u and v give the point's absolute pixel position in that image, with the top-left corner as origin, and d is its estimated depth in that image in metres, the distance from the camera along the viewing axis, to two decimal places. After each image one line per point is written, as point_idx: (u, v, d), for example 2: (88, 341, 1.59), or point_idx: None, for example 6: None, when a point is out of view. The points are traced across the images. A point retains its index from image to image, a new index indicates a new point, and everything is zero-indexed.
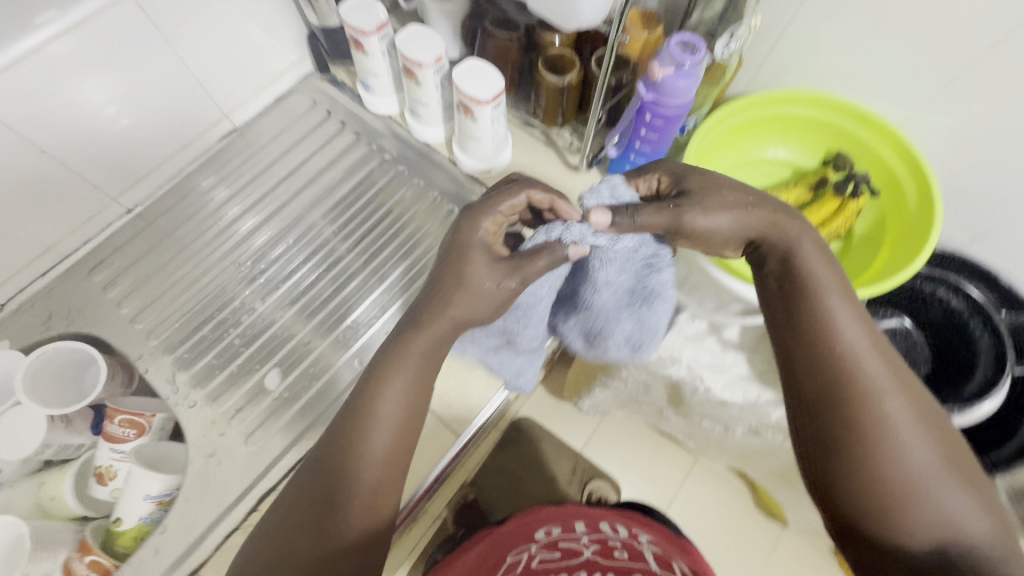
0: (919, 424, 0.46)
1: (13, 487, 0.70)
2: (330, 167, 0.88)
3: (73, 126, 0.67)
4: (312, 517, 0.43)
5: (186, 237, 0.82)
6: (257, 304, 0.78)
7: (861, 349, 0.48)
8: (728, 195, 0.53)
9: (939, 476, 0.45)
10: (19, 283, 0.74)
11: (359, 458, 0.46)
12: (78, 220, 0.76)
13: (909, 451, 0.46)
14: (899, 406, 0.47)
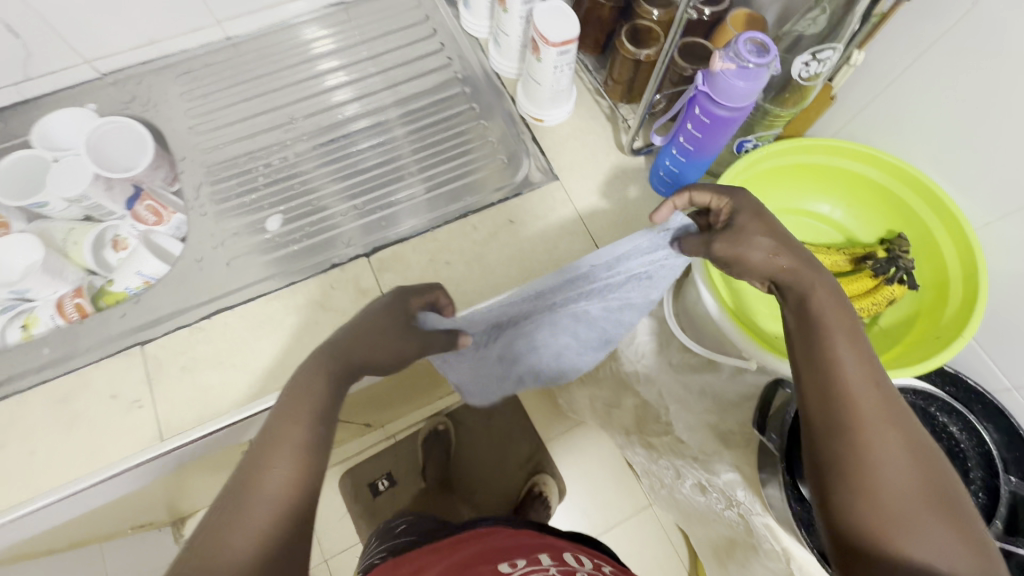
0: (912, 454, 0.43)
1: (51, 221, 0.83)
2: (404, 65, 0.91)
3: None
4: (248, 520, 0.41)
5: (262, 78, 0.89)
6: (291, 156, 0.84)
7: (859, 372, 0.46)
8: (762, 237, 0.52)
9: (928, 507, 0.41)
10: (121, 62, 0.85)
11: (279, 472, 0.44)
12: (183, 28, 0.85)
13: (901, 484, 0.42)
14: (892, 432, 0.43)
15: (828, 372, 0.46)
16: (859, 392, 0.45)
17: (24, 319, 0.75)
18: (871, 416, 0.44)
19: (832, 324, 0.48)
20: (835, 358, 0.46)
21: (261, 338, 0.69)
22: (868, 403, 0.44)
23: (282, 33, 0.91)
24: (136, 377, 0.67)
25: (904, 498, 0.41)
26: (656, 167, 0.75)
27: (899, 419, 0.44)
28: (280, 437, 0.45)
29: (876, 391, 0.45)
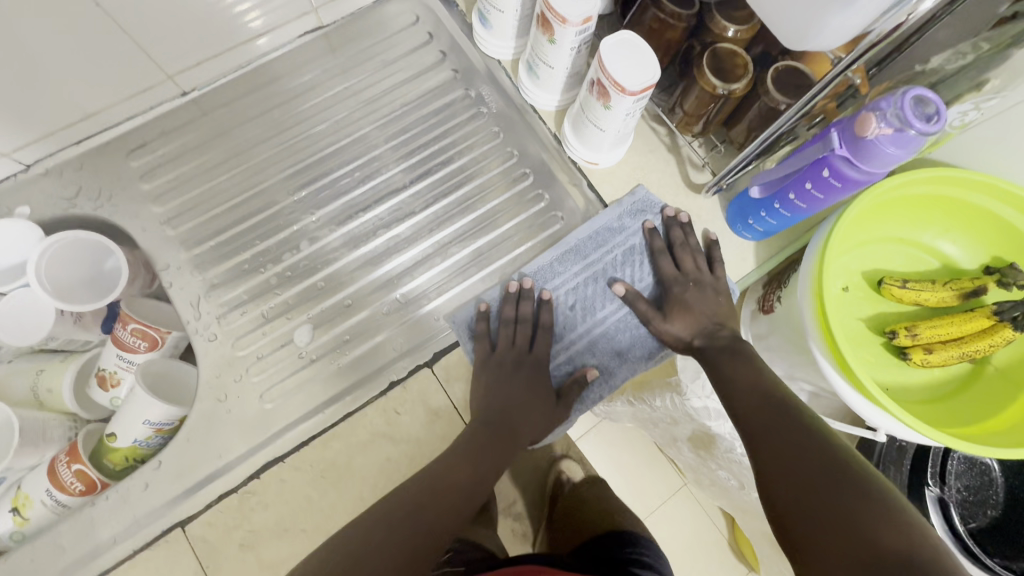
0: (794, 436, 0.42)
1: (9, 364, 0.65)
2: (416, 105, 0.74)
3: None
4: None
5: (242, 144, 0.71)
6: (303, 244, 0.68)
7: (736, 380, 0.51)
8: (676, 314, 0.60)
9: (827, 486, 0.38)
10: (50, 148, 0.65)
11: (383, 550, 0.46)
12: (127, 94, 0.65)
13: (771, 458, 0.42)
14: (792, 432, 0.43)
15: (755, 402, 0.48)
16: (748, 401, 0.48)
17: (13, 498, 0.60)
18: (771, 421, 0.45)
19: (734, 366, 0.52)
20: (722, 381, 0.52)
21: (326, 493, 0.58)
22: (755, 408, 0.47)
23: (252, 77, 0.72)
24: (187, 566, 0.56)
25: (814, 492, 0.38)
26: (746, 215, 0.65)
27: (788, 416, 0.45)
28: (418, 502, 0.51)
29: (754, 396, 0.48)
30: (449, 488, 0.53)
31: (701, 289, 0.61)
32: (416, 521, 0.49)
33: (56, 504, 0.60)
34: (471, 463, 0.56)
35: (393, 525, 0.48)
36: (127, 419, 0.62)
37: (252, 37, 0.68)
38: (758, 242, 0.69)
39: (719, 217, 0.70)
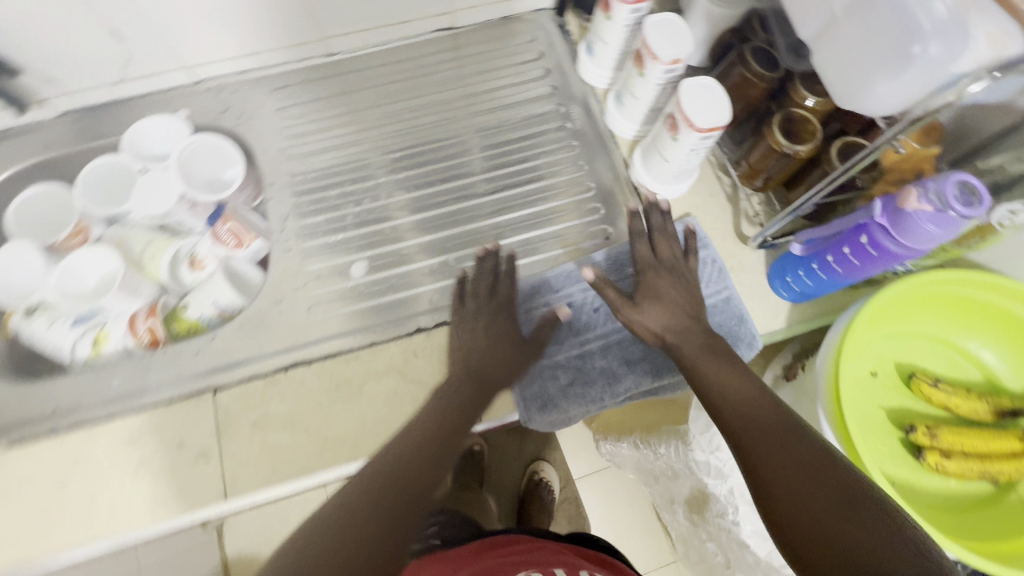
0: (792, 449, 0.48)
1: (129, 227, 0.78)
2: (512, 107, 0.84)
3: None
4: (319, 542, 0.46)
5: (360, 103, 0.84)
6: (383, 195, 0.79)
7: (728, 390, 0.54)
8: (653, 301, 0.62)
9: (834, 504, 0.44)
10: (219, 70, 0.80)
11: (382, 479, 0.51)
12: (289, 42, 0.80)
13: (773, 472, 0.47)
14: (787, 445, 0.48)
15: (747, 416, 0.51)
16: (745, 413, 0.51)
17: (94, 332, 0.72)
18: (764, 432, 0.50)
19: (713, 373, 0.55)
20: (709, 383, 0.55)
21: (337, 403, 0.65)
22: (752, 419, 0.51)
23: (386, 54, 0.86)
24: (208, 426, 0.64)
25: (819, 508, 0.44)
26: (785, 272, 0.67)
27: (782, 423, 0.50)
28: (405, 444, 0.55)
29: (748, 405, 0.52)
30: (433, 429, 0.56)
31: (677, 285, 0.63)
32: (413, 453, 0.54)
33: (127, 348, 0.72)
34: (450, 409, 0.59)
35: (383, 458, 0.54)
36: (200, 297, 0.73)
37: (395, 20, 0.82)
38: (794, 303, 0.71)
39: (761, 269, 0.73)
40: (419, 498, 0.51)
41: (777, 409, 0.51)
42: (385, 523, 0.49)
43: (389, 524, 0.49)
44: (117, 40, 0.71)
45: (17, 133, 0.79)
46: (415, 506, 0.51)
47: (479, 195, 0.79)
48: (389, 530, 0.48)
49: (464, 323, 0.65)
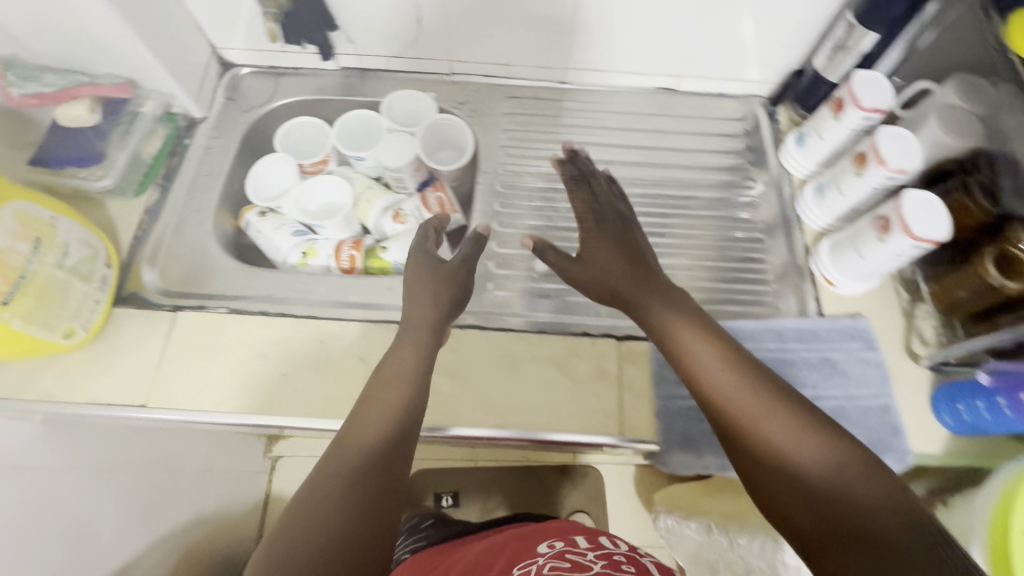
0: (769, 416, 0.53)
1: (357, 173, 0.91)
2: (708, 170, 0.93)
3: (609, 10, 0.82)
4: (334, 489, 0.50)
5: (575, 128, 0.95)
6: (577, 210, 0.88)
7: (713, 371, 0.57)
8: (598, 254, 0.71)
9: (829, 480, 0.48)
10: (473, 69, 0.94)
11: (360, 443, 0.54)
12: (538, 63, 0.92)
13: (765, 449, 0.52)
14: (769, 415, 0.53)
15: (722, 396, 0.56)
16: (735, 398, 0.55)
17: (304, 246, 0.84)
18: (754, 409, 0.54)
19: (698, 354, 0.59)
20: (688, 356, 0.60)
21: (499, 372, 0.71)
22: (737, 398, 0.55)
23: (610, 95, 0.96)
24: (385, 352, 0.71)
25: (808, 477, 0.49)
26: (958, 396, 0.69)
27: (772, 402, 0.54)
28: (383, 400, 0.58)
29: (734, 387, 0.56)
30: (400, 381, 0.60)
31: (653, 280, 0.67)
32: (389, 406, 0.58)
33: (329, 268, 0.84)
34: (415, 348, 0.63)
35: (356, 426, 0.56)
36: (400, 246, 0.84)
37: (629, 70, 0.93)
38: (957, 433, 0.70)
39: (927, 389, 0.72)
40: (403, 440, 0.56)
41: (755, 381, 0.56)
42: (380, 461, 0.53)
43: (383, 473, 0.52)
44: (416, 25, 0.85)
45: (298, 75, 0.95)
46: (400, 443, 0.56)
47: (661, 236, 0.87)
48: (383, 464, 0.53)
49: (432, 272, 0.69)
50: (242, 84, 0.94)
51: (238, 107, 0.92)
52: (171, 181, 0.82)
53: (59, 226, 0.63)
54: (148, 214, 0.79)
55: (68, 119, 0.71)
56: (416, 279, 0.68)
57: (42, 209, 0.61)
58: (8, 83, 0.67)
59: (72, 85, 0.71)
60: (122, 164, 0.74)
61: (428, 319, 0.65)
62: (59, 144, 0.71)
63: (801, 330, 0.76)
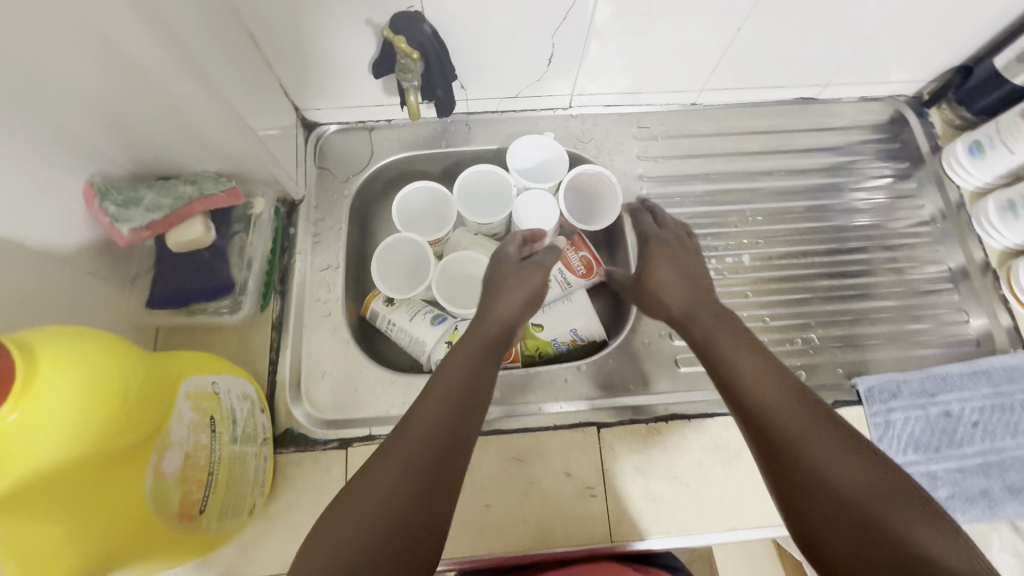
0: (821, 435, 0.45)
1: (478, 234, 0.79)
2: (864, 189, 0.85)
3: (774, 28, 0.71)
4: (371, 524, 0.42)
5: (715, 156, 0.84)
6: (742, 256, 0.79)
7: (746, 370, 0.51)
8: (666, 281, 0.63)
9: (778, 396, 0.48)
10: (598, 101, 0.82)
11: (424, 433, 0.48)
12: (674, 88, 0.81)
13: (744, 371, 0.51)
14: (825, 434, 0.45)
15: (755, 380, 0.50)
16: (775, 410, 0.47)
17: (450, 332, 0.74)
18: (798, 441, 0.45)
19: (730, 353, 0.53)
20: (726, 356, 0.53)
21: (717, 466, 0.65)
22: (796, 435, 0.45)
23: (747, 111, 0.86)
24: (592, 461, 0.64)
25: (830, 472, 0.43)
26: None
27: (821, 429, 0.46)
28: (437, 384, 0.52)
29: (781, 405, 0.47)
30: (457, 374, 0.53)
31: (721, 316, 0.58)
32: (454, 398, 0.51)
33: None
34: (477, 355, 0.56)
35: (419, 413, 0.49)
36: (559, 320, 0.74)
37: (773, 84, 0.82)
38: None
39: None
40: (467, 421, 0.50)
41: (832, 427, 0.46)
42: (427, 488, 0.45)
43: (429, 476, 0.45)
44: (546, 63, 0.73)
45: (394, 128, 0.81)
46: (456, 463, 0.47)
47: (833, 276, 0.78)
48: (437, 486, 0.45)
49: (479, 331, 0.59)
50: (331, 146, 0.80)
51: (336, 176, 0.79)
52: (290, 284, 0.71)
53: (221, 393, 0.53)
54: (277, 330, 0.68)
55: (184, 246, 0.58)
56: (504, 279, 0.64)
57: (202, 379, 0.51)
58: (110, 218, 0.54)
59: (181, 204, 0.58)
60: (251, 287, 0.63)
61: (491, 335, 0.59)
62: (175, 280, 0.58)
63: (1011, 367, 0.71)
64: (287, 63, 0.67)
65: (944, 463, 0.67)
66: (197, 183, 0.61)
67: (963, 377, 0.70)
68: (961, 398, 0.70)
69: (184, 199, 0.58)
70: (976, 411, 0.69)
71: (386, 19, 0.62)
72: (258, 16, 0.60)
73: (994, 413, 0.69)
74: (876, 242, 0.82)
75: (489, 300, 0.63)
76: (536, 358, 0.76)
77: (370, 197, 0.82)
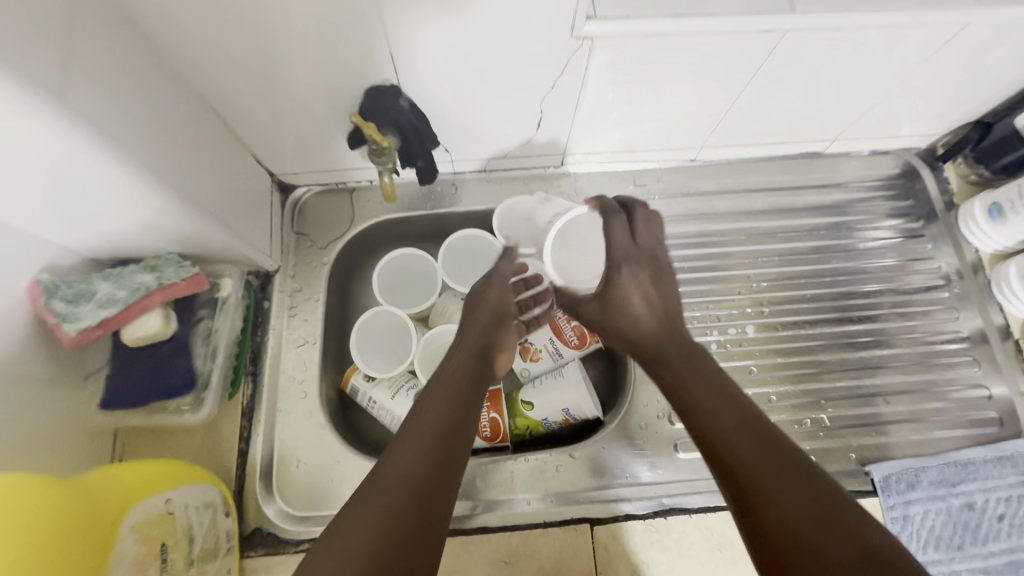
0: (792, 475, 0.42)
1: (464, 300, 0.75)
2: (875, 251, 0.80)
3: (777, 92, 0.66)
4: (364, 539, 0.41)
5: (716, 216, 0.80)
6: (745, 327, 0.74)
7: (707, 398, 0.48)
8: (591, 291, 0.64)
9: (703, 380, 0.50)
10: (592, 159, 0.78)
11: (413, 456, 0.47)
12: (672, 146, 0.77)
13: (667, 357, 0.53)
14: (795, 470, 0.42)
15: (683, 363, 0.52)
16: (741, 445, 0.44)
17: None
18: (767, 475, 0.42)
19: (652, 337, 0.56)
20: (643, 344, 0.56)
21: (720, 567, 0.60)
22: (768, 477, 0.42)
23: (749, 167, 0.81)
24: (585, 562, 0.60)
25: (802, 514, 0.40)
26: None
27: (725, 404, 0.47)
28: (425, 412, 0.51)
29: (695, 389, 0.49)
30: (444, 405, 0.52)
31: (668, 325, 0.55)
32: (436, 432, 0.49)
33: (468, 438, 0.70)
34: (455, 382, 0.55)
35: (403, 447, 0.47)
36: (549, 397, 0.69)
37: (776, 140, 0.78)
38: None
39: None
40: (456, 455, 0.48)
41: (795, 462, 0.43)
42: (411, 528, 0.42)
43: (416, 514, 0.43)
44: (534, 127, 0.69)
45: (376, 189, 0.77)
46: (444, 498, 0.45)
47: (842, 348, 0.74)
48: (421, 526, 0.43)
49: (467, 341, 0.60)
50: (309, 209, 0.76)
51: (314, 242, 0.74)
52: (262, 365, 0.66)
53: (177, 510, 0.49)
54: (247, 417, 0.64)
55: (141, 340, 0.54)
56: (473, 305, 0.64)
57: (154, 499, 0.47)
58: (57, 318, 0.50)
59: (136, 296, 0.53)
60: (215, 379, 0.58)
61: (464, 365, 0.57)
62: (131, 378, 0.54)
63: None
64: (257, 134, 0.63)
65: (964, 563, 0.63)
66: (157, 268, 0.56)
67: (984, 467, 0.66)
68: (983, 490, 0.65)
69: (140, 291, 0.54)
70: (999, 504, 0.65)
71: (362, 92, 0.58)
72: (221, 91, 0.56)
73: (1017, 505, 0.65)
74: (892, 307, 0.77)
75: (471, 313, 0.63)
76: (527, 437, 0.71)
77: (352, 262, 0.78)
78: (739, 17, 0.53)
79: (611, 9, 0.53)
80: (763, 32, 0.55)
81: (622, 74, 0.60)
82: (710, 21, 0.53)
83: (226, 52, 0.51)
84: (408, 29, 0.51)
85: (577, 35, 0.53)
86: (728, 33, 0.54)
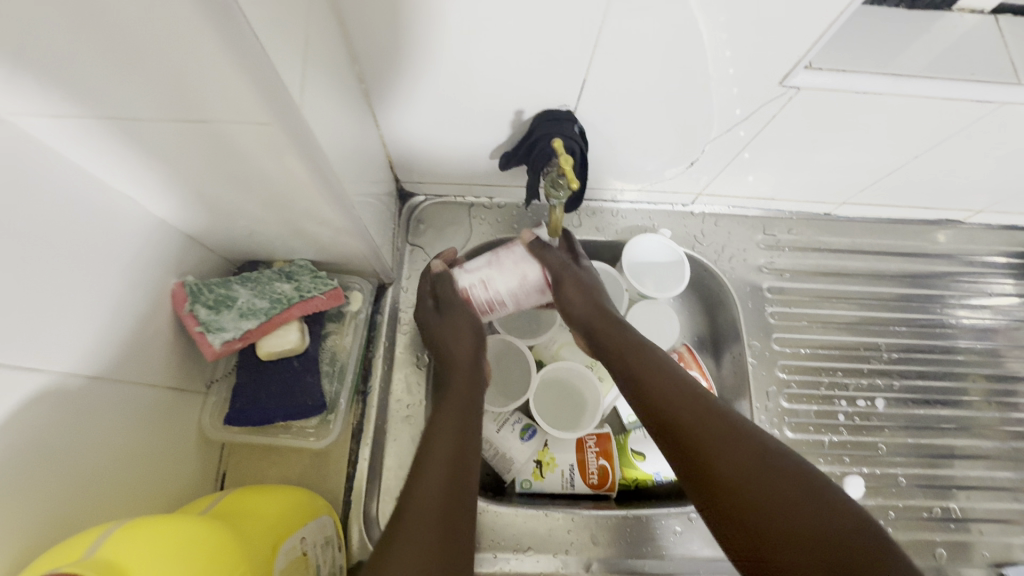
0: (698, 417, 0.48)
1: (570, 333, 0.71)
2: (1002, 334, 0.77)
3: (951, 165, 0.63)
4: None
5: (848, 274, 0.77)
6: (876, 400, 0.72)
7: (667, 388, 0.51)
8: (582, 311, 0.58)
9: (667, 397, 0.50)
10: (726, 203, 0.74)
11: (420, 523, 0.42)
12: (814, 200, 0.73)
13: (677, 402, 0.50)
14: (700, 415, 0.48)
15: (653, 383, 0.52)
16: (676, 408, 0.49)
17: (539, 451, 0.65)
18: (732, 475, 0.45)
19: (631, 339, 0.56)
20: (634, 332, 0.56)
21: None
22: (722, 468, 0.45)
23: (882, 229, 0.78)
24: None
25: (740, 476, 0.44)
26: None
27: (710, 421, 0.48)
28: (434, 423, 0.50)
29: (671, 397, 0.50)
30: (454, 414, 0.50)
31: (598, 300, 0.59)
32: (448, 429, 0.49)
33: (573, 483, 0.64)
34: (460, 418, 0.50)
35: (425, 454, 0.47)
36: (665, 453, 0.66)
37: (919, 206, 0.74)
38: None
39: None
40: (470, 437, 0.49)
41: (732, 432, 0.47)
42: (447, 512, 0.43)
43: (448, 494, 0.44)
44: (686, 166, 0.64)
45: (496, 207, 0.73)
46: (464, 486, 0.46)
47: (965, 434, 0.72)
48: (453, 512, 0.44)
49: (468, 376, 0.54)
50: (424, 219, 0.71)
51: (428, 256, 0.70)
52: (372, 385, 0.61)
53: (308, 549, 0.45)
54: (355, 441, 0.58)
55: (274, 354, 0.51)
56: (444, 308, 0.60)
57: (291, 540, 0.43)
58: (200, 327, 0.47)
59: (278, 308, 0.51)
60: (341, 401, 0.55)
61: (466, 382, 0.54)
62: (260, 393, 0.51)
63: None
64: (403, 138, 0.60)
65: None
66: (292, 276, 0.53)
67: None
68: None
69: (282, 302, 0.51)
70: None
71: (533, 115, 0.56)
72: (385, 92, 0.53)
73: None
74: (987, 396, 0.74)
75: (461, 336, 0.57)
76: (632, 488, 0.67)
77: None
78: (954, 84, 0.50)
79: (828, 61, 0.50)
80: (981, 101, 0.51)
81: (807, 128, 0.57)
82: (921, 87, 0.50)
83: (410, 57, 0.48)
84: (618, 62, 0.48)
85: (786, 83, 0.51)
86: (944, 100, 0.51)
